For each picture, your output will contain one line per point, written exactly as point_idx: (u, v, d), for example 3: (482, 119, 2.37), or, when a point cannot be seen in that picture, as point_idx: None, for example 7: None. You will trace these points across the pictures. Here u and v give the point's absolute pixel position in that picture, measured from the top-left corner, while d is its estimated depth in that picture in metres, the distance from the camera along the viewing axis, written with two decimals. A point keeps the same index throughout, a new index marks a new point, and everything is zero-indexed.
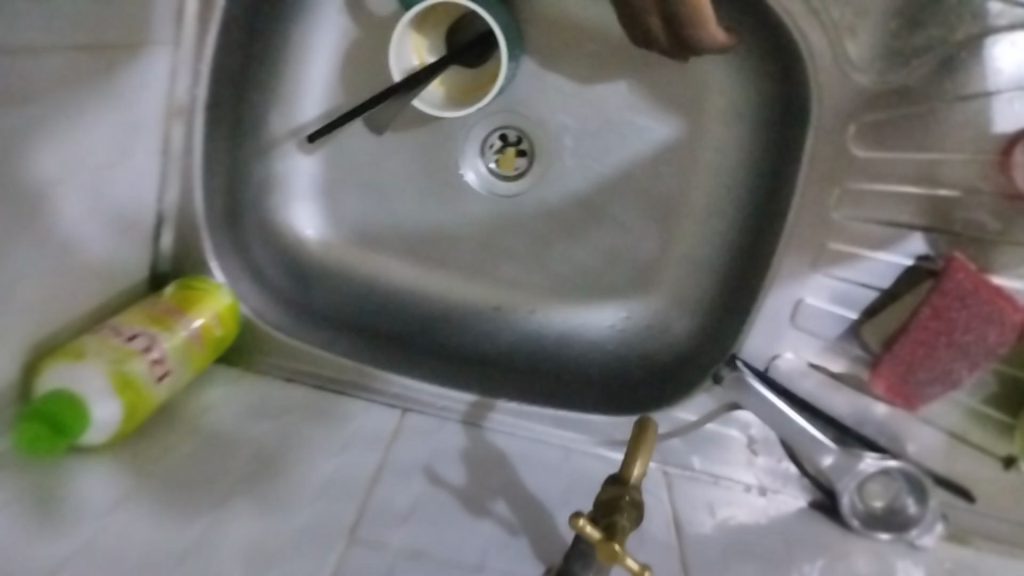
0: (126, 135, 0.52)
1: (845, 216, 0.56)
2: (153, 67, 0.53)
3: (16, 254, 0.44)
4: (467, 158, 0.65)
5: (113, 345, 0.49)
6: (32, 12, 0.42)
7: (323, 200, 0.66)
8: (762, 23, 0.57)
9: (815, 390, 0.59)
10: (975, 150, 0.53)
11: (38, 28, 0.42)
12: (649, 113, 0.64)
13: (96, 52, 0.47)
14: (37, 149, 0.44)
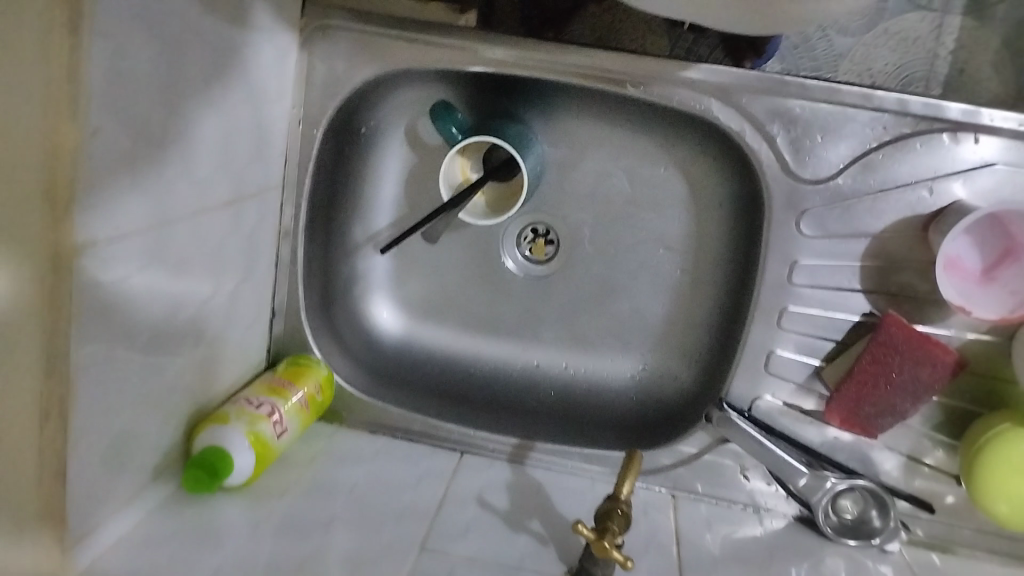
0: (251, 254, 0.75)
1: (803, 283, 0.73)
2: (268, 205, 0.76)
3: (186, 345, 0.66)
4: (507, 248, 0.87)
5: (248, 412, 0.70)
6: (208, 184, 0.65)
7: (393, 289, 0.90)
8: (722, 140, 0.77)
9: (790, 423, 0.76)
10: (908, 227, 0.71)
11: (208, 193, 0.65)
12: (652, 209, 0.84)
13: (237, 203, 0.70)
14: (206, 270, 0.67)
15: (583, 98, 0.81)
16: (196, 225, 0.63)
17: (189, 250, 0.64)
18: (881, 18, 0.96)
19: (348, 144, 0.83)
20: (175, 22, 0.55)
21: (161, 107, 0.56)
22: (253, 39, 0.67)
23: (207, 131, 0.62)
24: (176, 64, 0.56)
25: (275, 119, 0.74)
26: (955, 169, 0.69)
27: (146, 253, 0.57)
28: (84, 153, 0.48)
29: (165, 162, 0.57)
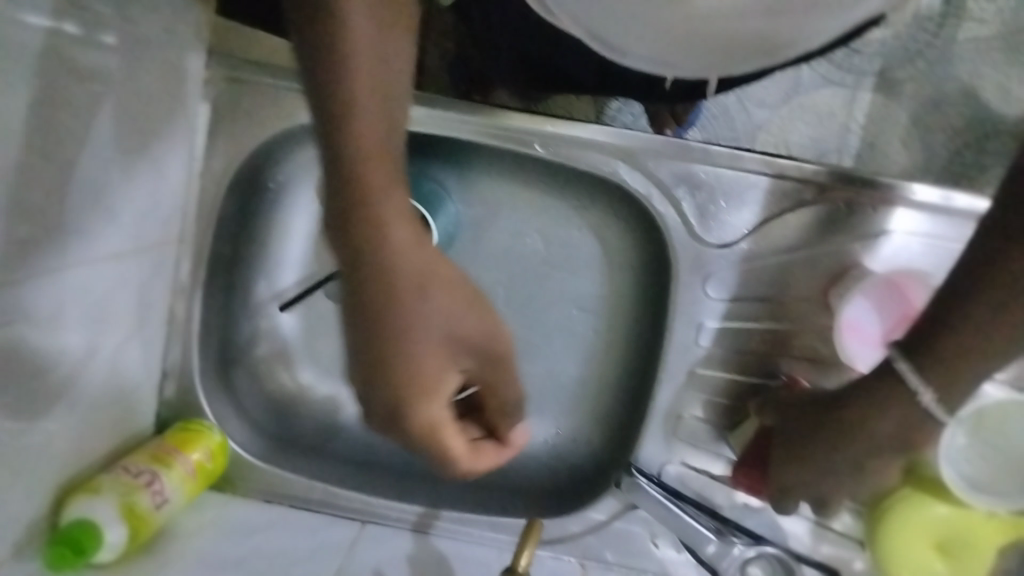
0: (140, 311, 0.71)
1: (706, 347, 0.74)
2: (162, 260, 0.73)
3: (61, 406, 0.61)
4: None
5: (124, 481, 0.66)
6: (91, 235, 0.62)
7: (300, 352, 0.86)
8: (631, 202, 0.76)
9: (699, 489, 0.75)
10: (811, 293, 0.72)
11: (90, 245, 0.62)
12: (564, 270, 0.84)
13: (125, 256, 0.67)
14: (87, 331, 0.63)
15: (496, 160, 0.80)
16: (73, 276, 0.60)
17: (69, 309, 0.60)
18: (795, 93, 1.00)
19: (253, 199, 0.81)
20: (55, 64, 0.53)
21: (33, 154, 0.53)
22: (146, 91, 0.65)
23: (88, 181, 0.60)
24: (54, 106, 0.54)
25: (173, 171, 0.72)
26: (855, 236, 0.71)
27: (7, 309, 0.53)
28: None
29: (36, 209, 0.54)
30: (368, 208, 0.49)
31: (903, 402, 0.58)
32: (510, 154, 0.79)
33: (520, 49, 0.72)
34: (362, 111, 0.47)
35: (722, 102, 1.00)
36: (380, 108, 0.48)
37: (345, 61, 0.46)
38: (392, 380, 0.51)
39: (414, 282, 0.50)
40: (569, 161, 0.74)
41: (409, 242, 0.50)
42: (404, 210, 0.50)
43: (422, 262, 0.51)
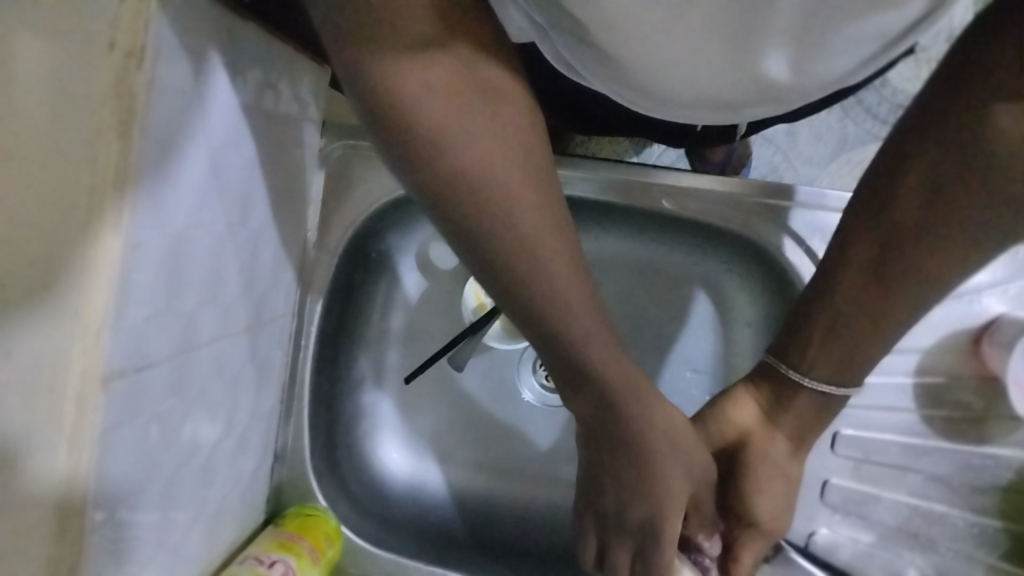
0: (260, 390, 0.67)
1: (856, 403, 0.70)
2: (279, 336, 0.70)
3: (191, 492, 0.57)
4: (523, 378, 0.80)
5: (259, 572, 0.62)
6: (233, 307, 0.58)
7: (399, 429, 0.81)
8: (758, 255, 0.74)
9: (852, 560, 0.71)
10: (956, 344, 0.69)
11: (229, 318, 0.58)
12: (682, 332, 0.80)
13: (253, 331, 0.64)
14: (218, 410, 0.60)
15: (610, 218, 0.78)
16: (215, 354, 0.57)
17: (210, 386, 0.57)
18: (841, 149, 0.99)
19: (358, 272, 0.78)
20: (213, 134, 0.51)
21: (196, 224, 0.50)
22: (279, 162, 0.63)
23: (234, 251, 0.57)
24: (225, 179, 0.53)
25: (293, 243, 0.70)
26: (995, 281, 0.68)
27: (167, 389, 0.50)
28: (125, 270, 0.42)
29: (197, 283, 0.52)
30: (547, 298, 0.47)
31: (810, 399, 0.57)
32: (621, 211, 0.76)
33: (582, 112, 0.73)
34: (546, 253, 0.46)
35: (769, 163, 1.00)
36: (543, 207, 0.46)
37: (503, 190, 0.44)
38: (638, 471, 0.53)
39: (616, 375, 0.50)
40: (689, 214, 0.73)
41: (598, 336, 0.49)
42: (596, 318, 0.49)
43: (619, 356, 0.51)
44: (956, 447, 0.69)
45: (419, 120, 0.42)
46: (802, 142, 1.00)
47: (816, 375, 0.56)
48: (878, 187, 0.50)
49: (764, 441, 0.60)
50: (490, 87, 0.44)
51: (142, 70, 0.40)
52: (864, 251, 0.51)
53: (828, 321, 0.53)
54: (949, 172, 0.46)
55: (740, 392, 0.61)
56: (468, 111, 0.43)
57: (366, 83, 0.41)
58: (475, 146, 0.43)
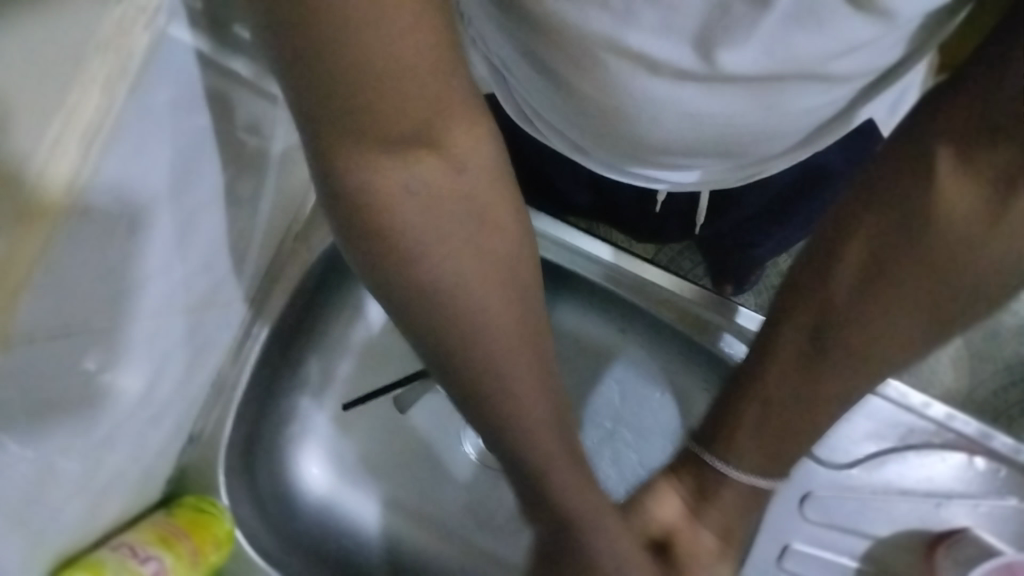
0: (192, 371, 0.64)
1: (792, 568, 0.66)
2: (230, 317, 0.67)
3: (83, 464, 0.54)
4: (467, 434, 0.76)
5: (129, 566, 0.60)
6: (184, 283, 0.55)
7: (330, 442, 0.76)
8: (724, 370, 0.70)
9: None
10: (908, 540, 0.65)
11: (176, 294, 0.55)
12: (644, 435, 0.75)
13: (204, 309, 0.61)
14: (139, 385, 0.56)
15: (595, 299, 0.74)
16: (151, 328, 0.53)
17: (135, 360, 0.53)
18: None
19: (332, 275, 0.74)
20: (210, 92, 0.48)
21: (163, 193, 0.47)
22: (280, 145, 0.60)
23: (200, 227, 0.54)
24: (200, 190, 0.52)
25: (272, 228, 0.67)
26: (968, 494, 0.64)
27: (82, 355, 0.46)
28: (67, 228, 0.38)
29: (144, 258, 0.49)
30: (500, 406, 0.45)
31: (737, 494, 0.54)
32: (608, 297, 0.73)
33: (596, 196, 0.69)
34: (510, 351, 0.44)
35: None
36: (514, 312, 0.44)
37: (474, 298, 0.42)
38: None
39: (565, 492, 0.48)
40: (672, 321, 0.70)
41: (560, 456, 0.47)
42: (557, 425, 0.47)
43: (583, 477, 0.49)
44: None
45: (397, 226, 0.39)
46: None
47: (743, 466, 0.53)
48: (810, 270, 0.47)
49: (689, 536, 0.56)
50: (477, 190, 0.41)
51: (147, 31, 0.38)
52: (802, 327, 0.48)
53: (761, 400, 0.51)
54: (892, 242, 0.44)
55: (660, 486, 0.56)
56: (432, 213, 0.40)
57: (344, 184, 0.38)
58: (451, 263, 0.41)
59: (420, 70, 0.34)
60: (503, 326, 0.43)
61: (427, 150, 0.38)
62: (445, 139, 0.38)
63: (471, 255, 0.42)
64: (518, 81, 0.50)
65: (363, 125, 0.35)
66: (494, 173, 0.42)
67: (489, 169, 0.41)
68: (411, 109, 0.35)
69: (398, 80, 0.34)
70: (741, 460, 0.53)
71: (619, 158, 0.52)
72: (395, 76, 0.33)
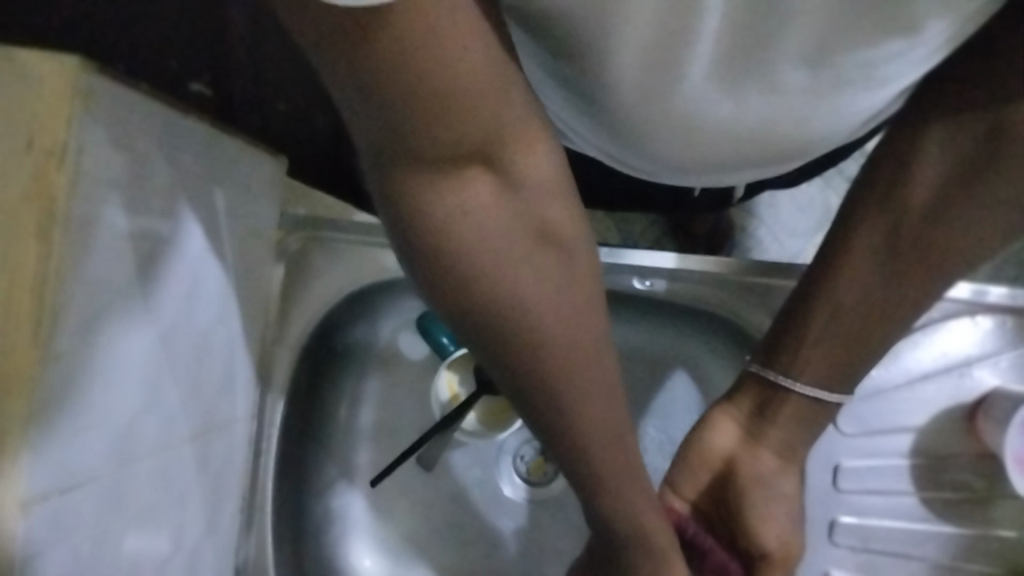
0: (216, 497, 0.63)
1: (851, 490, 0.68)
2: (235, 439, 0.65)
3: None
4: (504, 473, 0.75)
5: None
6: (184, 404, 0.56)
7: (374, 528, 0.75)
8: (739, 339, 0.73)
9: None
10: (949, 420, 0.67)
11: (179, 414, 0.55)
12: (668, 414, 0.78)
13: (207, 435, 0.60)
14: (162, 529, 0.54)
15: (637, 302, 0.76)
16: (164, 465, 0.53)
17: (158, 505, 0.53)
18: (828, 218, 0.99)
19: (324, 364, 0.76)
20: (150, 217, 0.49)
21: (134, 323, 0.48)
22: (228, 252, 0.60)
23: (180, 349, 0.54)
24: (165, 329, 0.52)
25: (248, 343, 0.66)
26: (981, 352, 0.67)
27: (105, 514, 0.46)
28: (52, 385, 0.39)
29: (137, 402, 0.49)
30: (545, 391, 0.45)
31: (798, 411, 0.57)
32: (661, 302, 0.75)
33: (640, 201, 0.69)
34: (567, 370, 0.44)
35: (752, 231, 0.98)
36: (571, 307, 0.43)
37: (518, 304, 0.41)
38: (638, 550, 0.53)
39: (617, 459, 0.49)
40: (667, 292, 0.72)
41: (615, 435, 0.48)
42: (614, 414, 0.48)
43: (633, 454, 0.51)
44: (959, 531, 0.67)
45: (456, 238, 0.38)
46: (785, 211, 0.99)
47: (806, 379, 0.55)
48: (889, 170, 0.49)
49: (751, 462, 0.58)
50: (534, 205, 0.40)
51: (64, 171, 0.39)
52: (875, 223, 0.50)
53: (828, 312, 0.52)
54: (971, 155, 0.46)
55: (718, 414, 0.59)
56: (493, 216, 0.39)
57: (392, 194, 0.37)
58: (512, 273, 0.40)
59: (472, 97, 0.33)
60: (556, 334, 0.43)
61: (482, 168, 0.37)
62: (507, 154, 0.37)
63: (527, 268, 0.41)
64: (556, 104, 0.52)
65: (420, 147, 0.34)
66: (553, 179, 0.41)
67: (547, 171, 0.40)
68: (468, 138, 0.35)
69: (453, 104, 0.33)
70: (812, 372, 0.55)
71: (673, 163, 0.55)
72: (461, 86, 0.32)
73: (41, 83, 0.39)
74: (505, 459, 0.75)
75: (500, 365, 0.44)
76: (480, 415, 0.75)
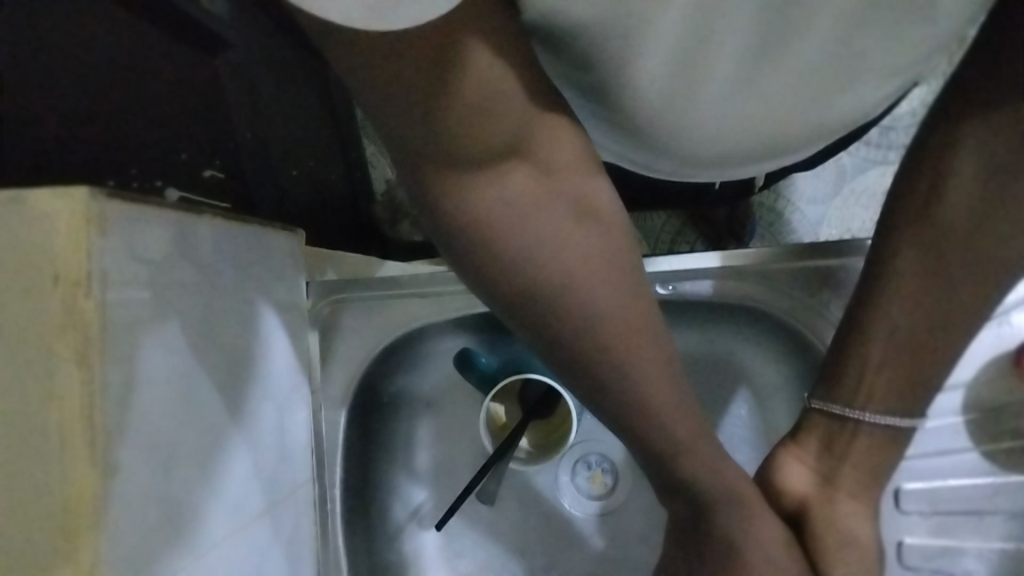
0: (293, 566, 0.65)
1: (912, 456, 0.68)
2: (301, 507, 0.67)
3: None
4: (565, 494, 0.77)
5: None
6: (244, 486, 0.58)
7: (448, 568, 0.77)
8: (778, 326, 0.74)
9: None
10: (997, 371, 0.67)
11: (242, 489, 0.57)
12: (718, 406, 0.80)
13: (274, 509, 0.62)
14: None
15: (681, 312, 0.77)
16: (239, 544, 0.56)
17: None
18: (845, 180, 1.00)
19: (374, 416, 0.77)
20: (175, 320, 0.51)
21: (179, 420, 0.50)
22: (258, 328, 0.62)
23: (227, 434, 0.56)
24: (208, 415, 0.54)
25: (297, 412, 0.68)
26: (1021, 299, 0.67)
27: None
28: (110, 501, 0.42)
29: (197, 486, 0.52)
30: (613, 372, 0.47)
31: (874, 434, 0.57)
32: (696, 303, 0.76)
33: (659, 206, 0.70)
34: (629, 348, 0.47)
35: (773, 206, 0.99)
36: (620, 285, 0.47)
37: (578, 282, 0.45)
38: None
39: (693, 449, 0.51)
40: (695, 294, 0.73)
41: (689, 429, 0.50)
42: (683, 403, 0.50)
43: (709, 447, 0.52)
44: None
45: (498, 230, 0.43)
46: (803, 182, 1.00)
47: (874, 408, 0.57)
48: (925, 177, 0.50)
49: (835, 490, 0.59)
50: (567, 186, 0.45)
51: (92, 297, 0.42)
52: (920, 251, 0.51)
53: (884, 333, 0.54)
54: (1002, 151, 0.47)
55: (786, 458, 0.61)
56: (533, 208, 0.44)
57: (438, 202, 0.42)
58: (558, 253, 0.45)
59: (498, 96, 0.38)
60: (612, 311, 0.46)
61: (518, 160, 0.42)
62: (537, 147, 0.43)
63: (573, 252, 0.45)
64: (585, 116, 0.55)
65: (458, 154, 0.39)
66: (581, 169, 0.46)
67: (576, 162, 0.45)
68: (498, 138, 0.40)
69: (478, 110, 0.38)
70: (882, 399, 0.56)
71: (697, 159, 0.57)
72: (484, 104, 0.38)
73: (61, 219, 0.42)
74: (564, 478, 0.77)
75: (558, 353, 0.48)
76: (534, 439, 0.76)
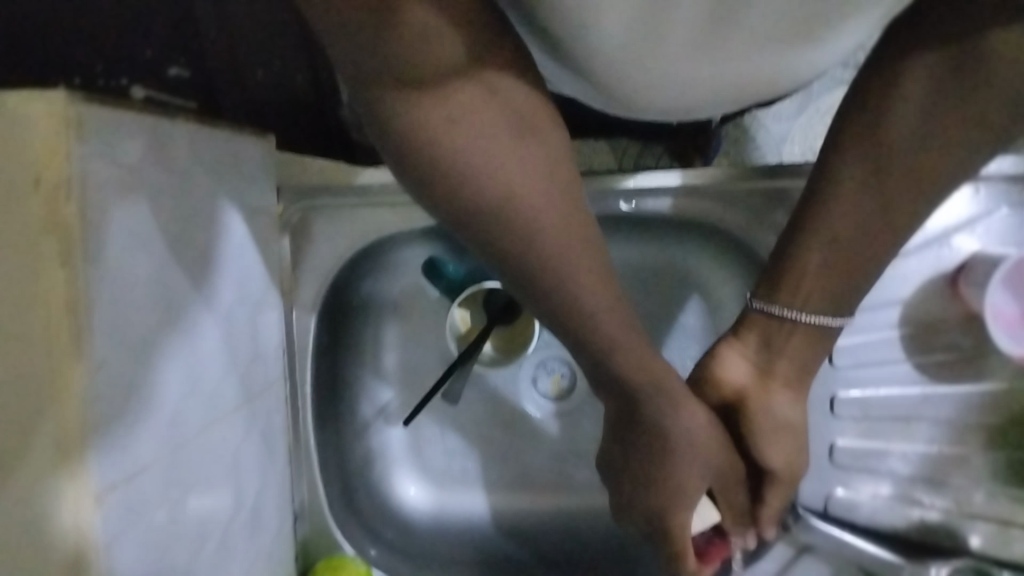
0: (266, 454, 0.69)
1: (847, 365, 0.72)
2: (273, 400, 0.71)
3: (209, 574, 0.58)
4: (525, 395, 0.82)
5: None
6: (218, 382, 0.61)
7: (413, 459, 0.83)
8: (734, 245, 0.77)
9: (872, 514, 0.74)
10: (933, 289, 0.71)
11: (216, 385, 0.61)
12: (672, 316, 0.84)
13: (247, 402, 0.66)
14: (223, 489, 0.61)
15: (641, 229, 0.80)
16: (213, 435, 0.60)
17: (213, 474, 0.60)
18: (811, 99, 0.97)
19: (344, 318, 0.80)
20: (153, 221, 0.53)
21: (155, 318, 0.53)
22: (230, 231, 0.64)
23: (201, 334, 0.59)
24: (182, 314, 0.57)
25: (268, 311, 0.71)
26: (960, 223, 0.70)
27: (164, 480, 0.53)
28: (94, 391, 0.46)
29: (172, 381, 0.55)
30: (556, 280, 0.50)
31: (804, 335, 0.60)
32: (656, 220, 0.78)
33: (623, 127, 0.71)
34: (569, 262, 0.49)
35: (739, 123, 0.98)
36: (563, 200, 0.49)
37: (522, 198, 0.47)
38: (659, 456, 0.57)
39: (634, 353, 0.54)
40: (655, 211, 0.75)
41: (628, 340, 0.53)
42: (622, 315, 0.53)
43: (650, 354, 0.55)
44: (953, 389, 0.72)
45: (449, 152, 0.45)
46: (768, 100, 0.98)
47: (810, 309, 0.58)
48: (875, 100, 0.51)
49: (761, 394, 0.62)
50: (512, 105, 0.46)
51: (71, 201, 0.44)
52: (865, 168, 0.53)
53: (830, 239, 0.55)
54: (948, 74, 0.48)
55: (728, 349, 0.62)
56: (482, 128, 0.45)
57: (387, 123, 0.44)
58: (504, 171, 0.46)
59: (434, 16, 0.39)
60: (555, 224, 0.48)
61: (465, 80, 0.43)
62: (483, 69, 0.44)
63: (520, 170, 0.47)
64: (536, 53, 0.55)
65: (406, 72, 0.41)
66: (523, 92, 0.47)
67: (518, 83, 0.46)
68: (440, 57, 0.41)
69: (413, 30, 0.39)
70: (824, 293, 0.57)
71: (655, 98, 0.58)
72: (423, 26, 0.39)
73: (40, 124, 0.44)
74: (524, 381, 0.82)
75: (502, 263, 0.50)
76: (497, 344, 0.80)
